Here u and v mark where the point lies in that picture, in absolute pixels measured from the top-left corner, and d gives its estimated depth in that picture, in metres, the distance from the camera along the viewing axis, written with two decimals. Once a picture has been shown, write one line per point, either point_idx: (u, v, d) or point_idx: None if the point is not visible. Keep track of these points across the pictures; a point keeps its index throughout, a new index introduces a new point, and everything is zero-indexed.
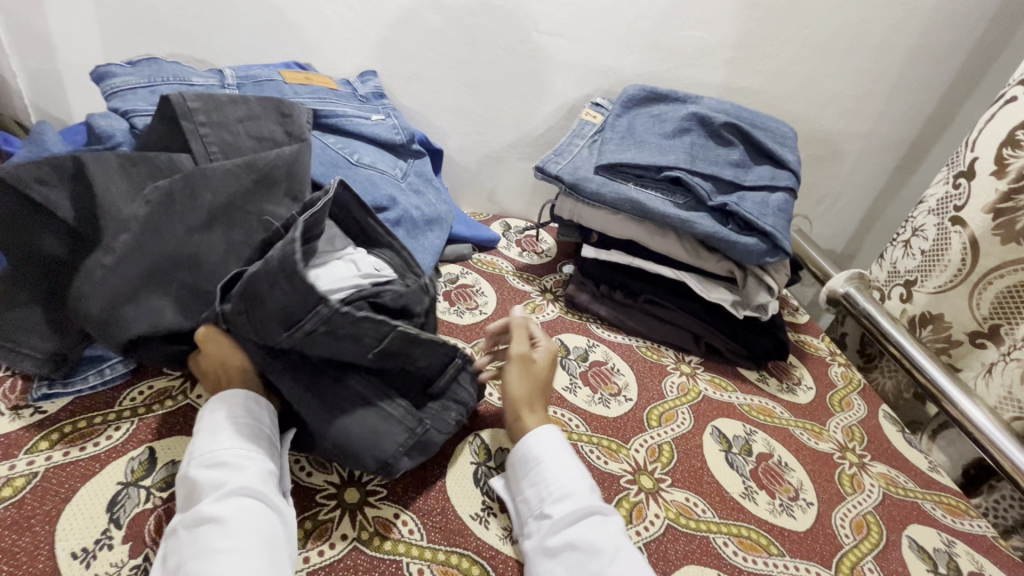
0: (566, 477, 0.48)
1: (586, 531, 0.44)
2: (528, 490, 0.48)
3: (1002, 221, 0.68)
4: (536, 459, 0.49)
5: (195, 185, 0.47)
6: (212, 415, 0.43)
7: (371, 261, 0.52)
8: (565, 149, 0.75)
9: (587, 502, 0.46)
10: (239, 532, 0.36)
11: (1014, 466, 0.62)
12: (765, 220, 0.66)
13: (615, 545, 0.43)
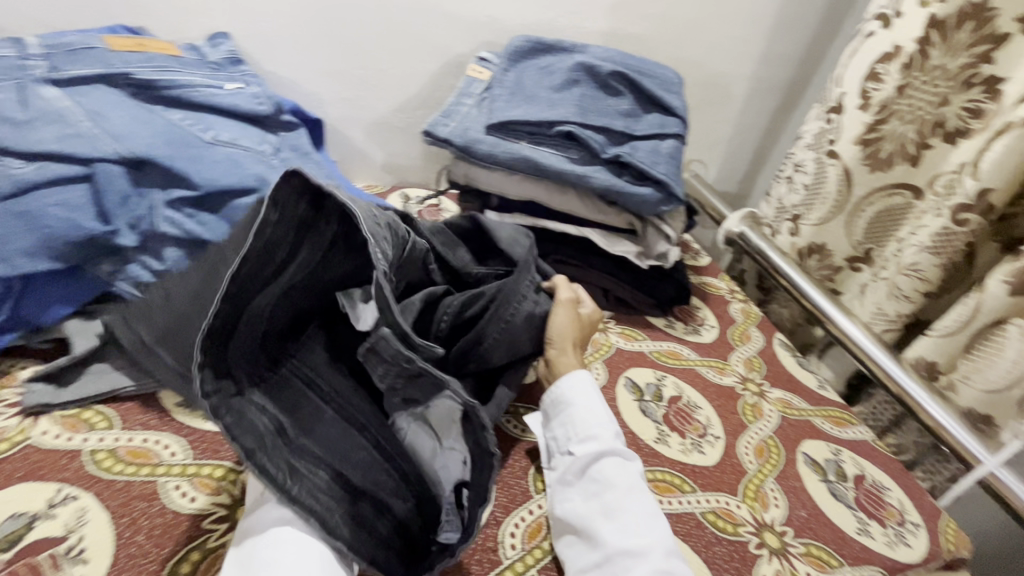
0: (596, 420, 0.51)
1: (606, 470, 0.47)
2: (557, 430, 0.51)
3: (868, 151, 0.73)
4: (565, 401, 0.52)
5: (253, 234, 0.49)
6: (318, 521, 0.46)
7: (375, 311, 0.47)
8: (453, 109, 0.70)
9: (610, 445, 0.49)
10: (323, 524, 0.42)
11: (886, 373, 0.69)
12: (657, 168, 0.67)
13: (630, 485, 0.46)
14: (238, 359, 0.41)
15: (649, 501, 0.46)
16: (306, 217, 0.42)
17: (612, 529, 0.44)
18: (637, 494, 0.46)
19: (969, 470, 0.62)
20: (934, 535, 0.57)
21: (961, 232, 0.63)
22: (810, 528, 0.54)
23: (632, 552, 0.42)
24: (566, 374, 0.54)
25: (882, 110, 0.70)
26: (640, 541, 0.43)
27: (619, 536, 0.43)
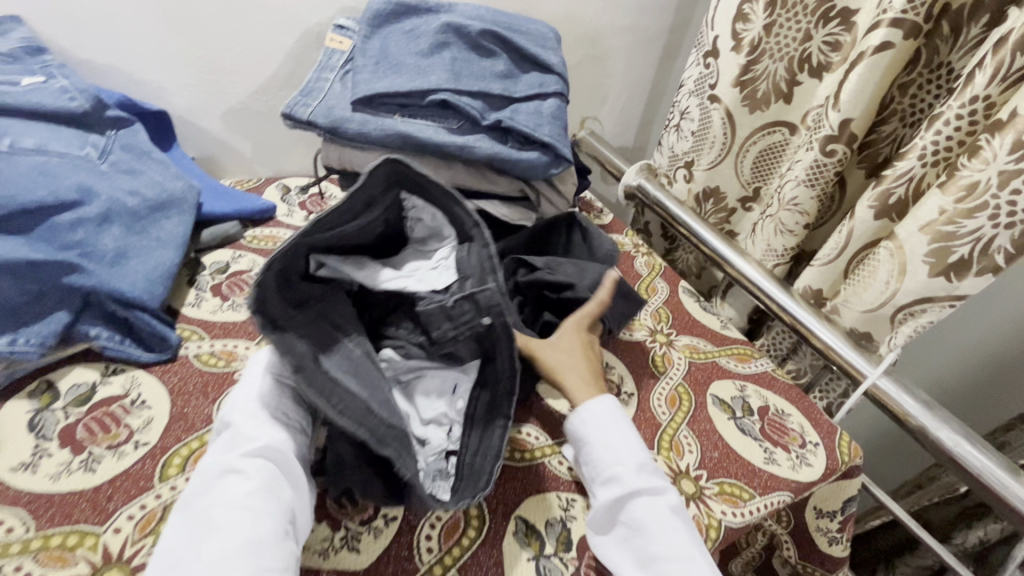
0: (620, 448, 0.47)
1: (631, 512, 0.44)
2: (584, 468, 0.48)
3: (746, 92, 0.75)
4: (585, 438, 0.48)
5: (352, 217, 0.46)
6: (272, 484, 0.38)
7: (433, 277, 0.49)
8: (313, 87, 0.63)
9: (631, 485, 0.44)
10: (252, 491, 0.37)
11: (780, 305, 0.73)
12: (541, 130, 0.64)
13: (659, 527, 0.42)
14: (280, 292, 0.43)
15: (684, 540, 0.42)
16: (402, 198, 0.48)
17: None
18: (677, 521, 0.43)
19: (856, 386, 0.67)
20: (832, 450, 0.61)
21: (830, 163, 0.66)
22: (723, 467, 0.56)
23: None
24: (589, 402, 0.50)
25: (754, 51, 0.71)
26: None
27: None
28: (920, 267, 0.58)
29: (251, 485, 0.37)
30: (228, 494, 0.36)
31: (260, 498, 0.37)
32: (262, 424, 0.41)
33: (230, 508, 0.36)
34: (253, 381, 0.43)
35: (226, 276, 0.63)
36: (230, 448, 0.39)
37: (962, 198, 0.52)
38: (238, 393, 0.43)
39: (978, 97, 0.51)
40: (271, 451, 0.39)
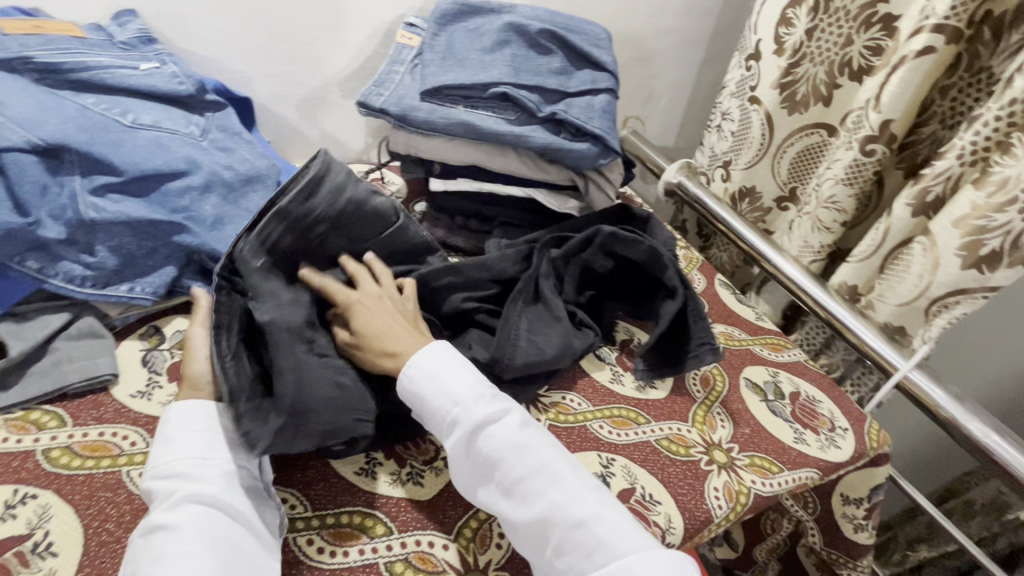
0: (456, 387, 0.47)
1: (484, 444, 0.45)
2: (430, 426, 0.47)
3: (785, 94, 0.77)
4: (421, 389, 0.47)
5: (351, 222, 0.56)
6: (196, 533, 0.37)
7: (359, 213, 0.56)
8: (385, 78, 0.69)
9: (473, 418, 0.45)
10: (191, 536, 0.37)
11: (815, 299, 0.75)
12: (592, 123, 0.69)
13: (513, 447, 0.44)
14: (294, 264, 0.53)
15: (535, 453, 0.44)
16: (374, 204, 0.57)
17: (514, 505, 0.43)
18: (532, 436, 0.45)
19: (888, 378, 0.69)
20: (861, 435, 0.63)
21: (869, 161, 0.69)
22: (753, 442, 0.59)
23: (539, 522, 0.42)
24: (414, 356, 0.48)
25: (795, 54, 0.74)
26: (541, 505, 0.42)
27: (523, 510, 0.43)
28: (954, 262, 0.60)
29: (183, 532, 0.37)
30: (157, 549, 0.36)
31: (199, 543, 0.36)
32: (180, 476, 0.39)
33: (163, 561, 0.35)
34: (169, 436, 0.41)
35: None
36: (155, 505, 0.38)
37: (994, 193, 0.55)
38: (154, 453, 0.41)
39: (1016, 98, 0.54)
40: (198, 498, 0.39)
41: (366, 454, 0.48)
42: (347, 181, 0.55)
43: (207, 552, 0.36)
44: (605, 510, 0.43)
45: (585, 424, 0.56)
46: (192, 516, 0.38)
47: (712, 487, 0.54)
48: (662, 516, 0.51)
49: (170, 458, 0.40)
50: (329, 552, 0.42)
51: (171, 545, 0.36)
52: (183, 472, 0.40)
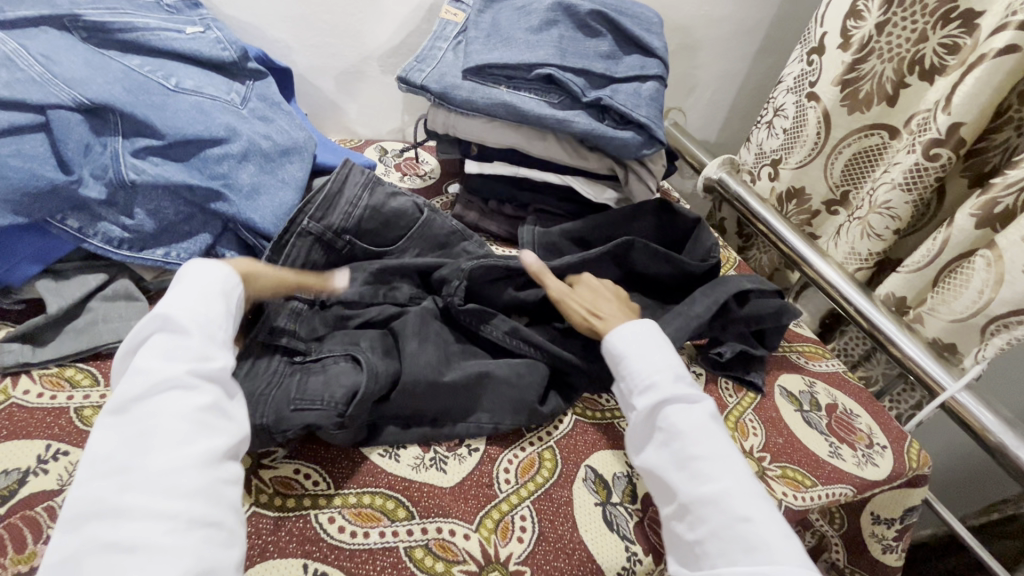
0: (659, 360, 0.49)
1: (670, 415, 0.46)
2: (621, 385, 0.50)
3: (847, 92, 0.74)
4: (624, 350, 0.50)
5: (380, 225, 0.60)
6: (212, 401, 0.38)
7: (393, 222, 0.60)
8: (428, 54, 0.68)
9: (671, 391, 0.47)
10: (210, 404, 0.38)
11: (858, 309, 0.72)
12: (639, 111, 0.66)
13: (697, 427, 0.45)
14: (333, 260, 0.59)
15: (722, 441, 0.45)
16: (398, 208, 0.61)
17: (683, 479, 0.43)
18: (715, 428, 0.46)
19: (933, 397, 0.66)
20: (900, 454, 0.60)
21: (932, 167, 0.64)
22: (786, 453, 0.57)
23: (706, 500, 0.42)
24: (627, 322, 0.53)
25: (863, 49, 0.70)
26: (712, 488, 0.42)
27: (695, 485, 0.43)
28: (1021, 279, 0.56)
29: (207, 406, 0.38)
30: (174, 409, 0.37)
31: (212, 417, 0.38)
32: (202, 347, 0.40)
33: (182, 418, 0.37)
34: (205, 298, 0.42)
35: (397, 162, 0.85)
36: (176, 360, 0.39)
37: None
38: (171, 307, 0.41)
39: None
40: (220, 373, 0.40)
41: (389, 442, 0.47)
42: (361, 191, 0.59)
43: (217, 426, 0.38)
44: (763, 513, 0.41)
45: (613, 422, 0.55)
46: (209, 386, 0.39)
47: None
48: None
49: (193, 324, 0.41)
50: (350, 532, 0.42)
51: (190, 404, 0.37)
52: (204, 345, 0.40)
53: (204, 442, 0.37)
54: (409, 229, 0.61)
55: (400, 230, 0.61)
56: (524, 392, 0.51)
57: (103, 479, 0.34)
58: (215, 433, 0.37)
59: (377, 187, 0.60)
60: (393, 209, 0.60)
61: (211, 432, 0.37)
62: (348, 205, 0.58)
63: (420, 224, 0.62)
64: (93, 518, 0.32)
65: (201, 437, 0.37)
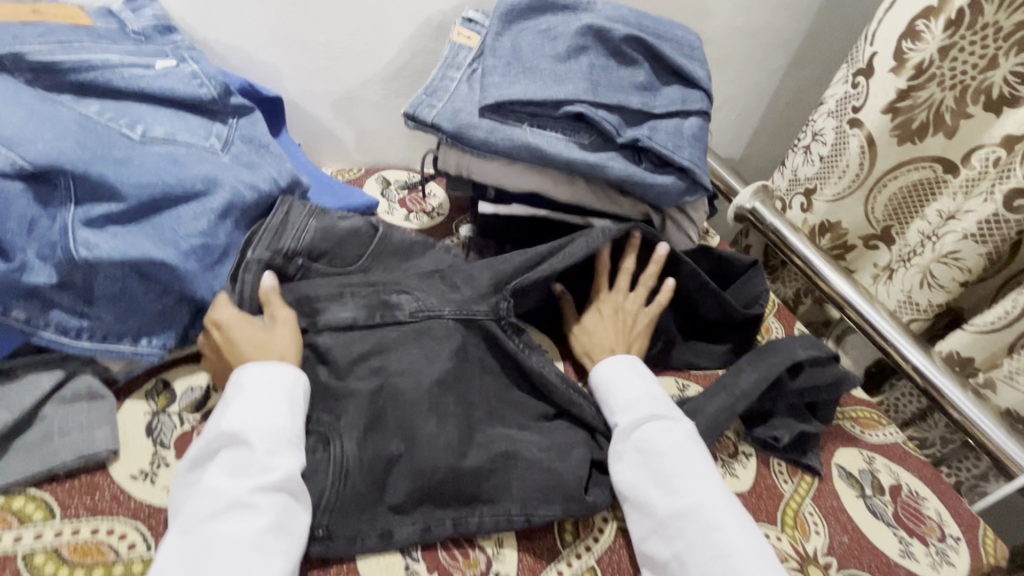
0: (639, 386, 0.53)
1: (651, 435, 0.49)
2: (603, 408, 0.54)
3: (899, 121, 0.65)
4: (608, 376, 0.54)
5: (329, 243, 0.54)
6: (271, 516, 0.37)
7: (341, 231, 0.55)
8: (438, 86, 0.59)
9: (650, 411, 0.50)
10: (269, 521, 0.37)
11: (915, 367, 0.64)
12: (681, 153, 0.58)
13: (676, 446, 0.48)
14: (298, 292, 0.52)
15: (698, 458, 0.48)
16: (345, 221, 0.55)
17: (662, 494, 0.46)
18: (692, 453, 0.48)
19: (1008, 476, 0.59)
20: (976, 548, 0.53)
21: (1011, 219, 0.57)
22: (853, 556, 0.50)
23: (682, 514, 0.44)
24: (614, 355, 0.56)
25: (920, 74, 0.62)
26: (687, 502, 0.45)
27: (672, 500, 0.45)
28: None
29: (263, 527, 0.37)
30: (232, 534, 0.36)
31: (271, 536, 0.37)
32: (263, 459, 0.39)
33: (240, 542, 0.36)
34: (267, 401, 0.42)
35: (405, 193, 0.77)
36: (241, 473, 0.38)
37: None
38: (237, 416, 0.41)
39: None
40: (285, 483, 0.39)
41: (409, 545, 0.44)
42: (307, 219, 0.53)
43: (273, 547, 0.37)
44: (735, 525, 0.44)
45: None
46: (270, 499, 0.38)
47: None
48: None
49: (256, 432, 0.40)
50: None
51: (245, 528, 0.36)
52: (266, 455, 0.40)
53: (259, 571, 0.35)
54: (363, 237, 0.56)
55: (348, 239, 0.56)
56: (557, 479, 0.47)
57: None
58: (270, 555, 0.36)
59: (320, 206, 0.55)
60: (341, 223, 0.55)
61: (265, 556, 0.36)
62: (286, 220, 0.52)
63: (377, 240, 0.57)
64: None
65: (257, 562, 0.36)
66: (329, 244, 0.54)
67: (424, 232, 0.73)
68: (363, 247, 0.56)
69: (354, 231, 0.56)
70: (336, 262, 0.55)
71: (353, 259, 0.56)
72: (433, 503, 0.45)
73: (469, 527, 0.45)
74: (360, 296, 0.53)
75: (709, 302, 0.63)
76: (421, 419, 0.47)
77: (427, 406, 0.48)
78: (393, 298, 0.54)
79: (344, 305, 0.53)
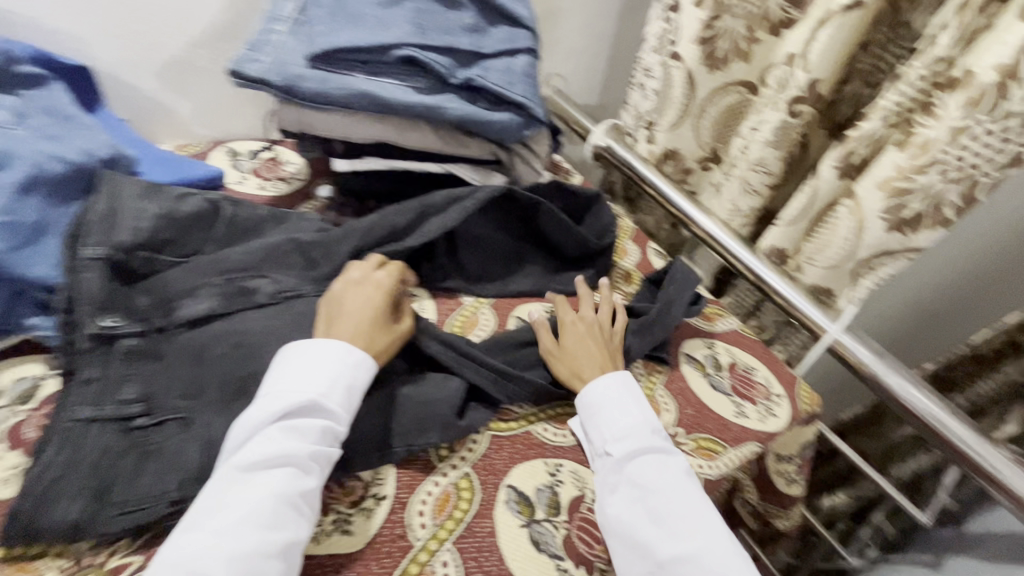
0: (636, 411, 0.51)
1: (645, 468, 0.48)
2: (592, 432, 0.51)
3: (705, 51, 0.73)
4: (602, 402, 0.52)
5: (173, 234, 0.53)
6: (309, 482, 0.41)
7: (184, 216, 0.54)
8: (261, 40, 0.57)
9: (646, 442, 0.49)
10: (305, 489, 0.40)
11: (744, 264, 0.75)
12: (513, 90, 0.61)
13: (672, 481, 0.47)
14: (149, 285, 0.50)
15: (695, 495, 0.47)
16: (188, 208, 0.55)
17: (660, 536, 0.44)
18: (684, 491, 0.47)
19: (817, 340, 0.70)
20: (793, 399, 0.65)
21: (797, 124, 0.67)
22: (698, 424, 0.58)
23: (683, 559, 0.43)
24: (607, 372, 0.55)
25: (716, 6, 0.69)
26: (687, 547, 0.44)
27: (670, 543, 0.44)
28: (877, 225, 0.60)
29: (308, 490, 0.40)
30: (280, 489, 0.39)
31: (304, 502, 0.40)
32: (327, 433, 0.43)
33: (280, 500, 0.39)
34: (335, 376, 0.45)
35: (258, 161, 0.74)
36: (299, 437, 0.42)
37: (916, 155, 0.54)
38: (309, 383, 0.44)
39: (941, 58, 0.52)
40: (325, 459, 0.42)
41: None
42: (143, 202, 0.52)
43: (302, 508, 0.40)
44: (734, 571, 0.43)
45: (531, 429, 0.53)
46: (312, 465, 0.41)
47: None
48: None
49: (333, 407, 0.44)
50: None
51: (288, 489, 0.39)
52: (330, 427, 0.43)
53: (287, 533, 0.38)
54: (213, 225, 0.56)
55: (196, 230, 0.55)
56: (433, 407, 0.49)
57: (195, 539, 0.36)
58: (301, 516, 0.39)
59: (161, 193, 0.54)
60: (185, 211, 0.54)
61: (297, 515, 0.39)
62: (117, 213, 0.50)
63: (223, 220, 0.57)
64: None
65: (286, 521, 0.38)
66: (176, 234, 0.53)
67: (281, 197, 0.71)
68: (211, 236, 0.56)
69: (196, 219, 0.55)
70: (188, 254, 0.53)
71: (204, 245, 0.55)
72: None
73: (352, 467, 0.45)
74: (217, 275, 0.52)
75: (567, 238, 0.68)
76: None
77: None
78: (251, 284, 0.53)
79: (198, 298, 0.50)
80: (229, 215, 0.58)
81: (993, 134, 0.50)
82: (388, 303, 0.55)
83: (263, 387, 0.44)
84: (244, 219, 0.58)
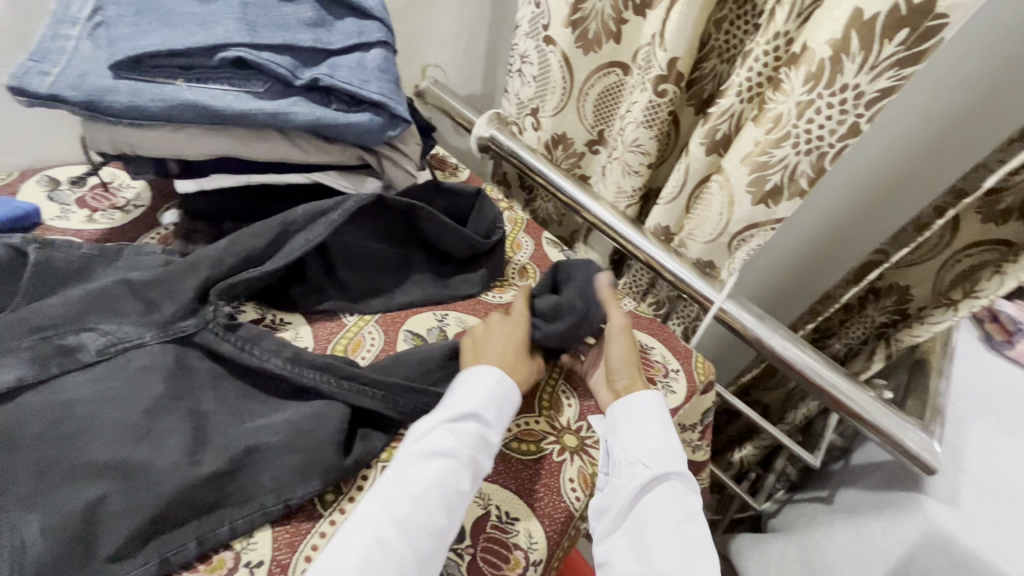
0: (670, 435, 0.52)
1: (666, 492, 0.49)
2: (627, 440, 0.52)
3: (578, 33, 0.72)
4: (644, 416, 0.53)
5: None
6: (460, 480, 0.45)
7: None
8: (49, 49, 0.48)
9: (676, 468, 0.50)
10: (456, 485, 0.44)
11: (634, 245, 0.75)
12: (368, 87, 0.55)
13: (687, 514, 0.48)
14: None
15: (698, 533, 0.48)
16: None
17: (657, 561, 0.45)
18: (693, 530, 0.47)
19: (707, 310, 0.73)
20: (689, 372, 0.66)
21: (663, 103, 0.68)
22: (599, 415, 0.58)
23: None
24: (646, 388, 0.55)
25: None
26: None
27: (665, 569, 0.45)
28: (745, 198, 0.62)
29: (461, 486, 0.44)
30: (441, 477, 0.44)
31: (455, 497, 0.44)
32: (482, 437, 0.47)
33: (432, 489, 0.43)
34: (496, 387, 0.50)
35: (85, 188, 0.64)
36: (461, 436, 0.47)
37: (771, 129, 0.56)
38: (479, 395, 0.49)
39: (779, 32, 0.54)
40: (476, 464, 0.46)
41: None
42: None
43: (452, 502, 0.44)
44: None
45: None
46: (467, 463, 0.46)
47: (568, 479, 0.51)
48: (522, 534, 0.47)
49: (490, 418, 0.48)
50: None
51: (443, 481, 0.44)
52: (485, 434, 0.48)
53: (439, 523, 0.43)
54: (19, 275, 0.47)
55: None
56: (309, 452, 0.44)
57: (366, 521, 0.42)
58: (450, 509, 0.44)
59: None
60: None
61: (447, 508, 0.43)
62: None
63: (31, 267, 0.47)
64: (368, 529, 0.41)
65: (434, 514, 0.43)
66: None
67: (116, 229, 0.61)
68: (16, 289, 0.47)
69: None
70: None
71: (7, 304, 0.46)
72: (162, 530, 0.39)
73: (218, 536, 0.41)
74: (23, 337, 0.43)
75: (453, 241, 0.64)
76: (130, 449, 0.41)
77: (134, 433, 0.41)
78: (72, 340, 0.44)
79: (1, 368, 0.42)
80: (38, 262, 0.48)
81: (830, 107, 0.52)
82: (248, 338, 0.49)
83: (498, 380, 0.50)
84: (60, 264, 0.49)
